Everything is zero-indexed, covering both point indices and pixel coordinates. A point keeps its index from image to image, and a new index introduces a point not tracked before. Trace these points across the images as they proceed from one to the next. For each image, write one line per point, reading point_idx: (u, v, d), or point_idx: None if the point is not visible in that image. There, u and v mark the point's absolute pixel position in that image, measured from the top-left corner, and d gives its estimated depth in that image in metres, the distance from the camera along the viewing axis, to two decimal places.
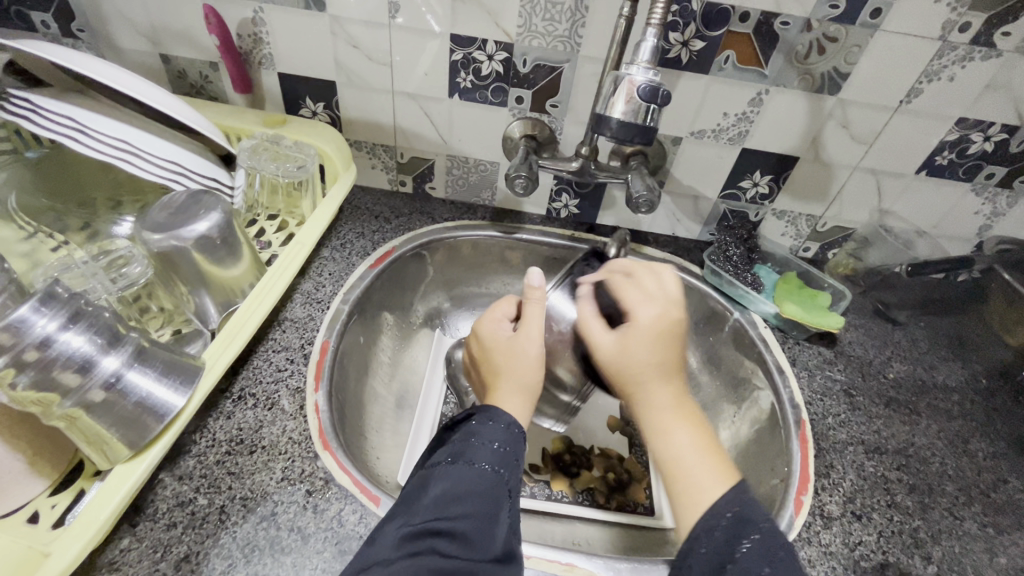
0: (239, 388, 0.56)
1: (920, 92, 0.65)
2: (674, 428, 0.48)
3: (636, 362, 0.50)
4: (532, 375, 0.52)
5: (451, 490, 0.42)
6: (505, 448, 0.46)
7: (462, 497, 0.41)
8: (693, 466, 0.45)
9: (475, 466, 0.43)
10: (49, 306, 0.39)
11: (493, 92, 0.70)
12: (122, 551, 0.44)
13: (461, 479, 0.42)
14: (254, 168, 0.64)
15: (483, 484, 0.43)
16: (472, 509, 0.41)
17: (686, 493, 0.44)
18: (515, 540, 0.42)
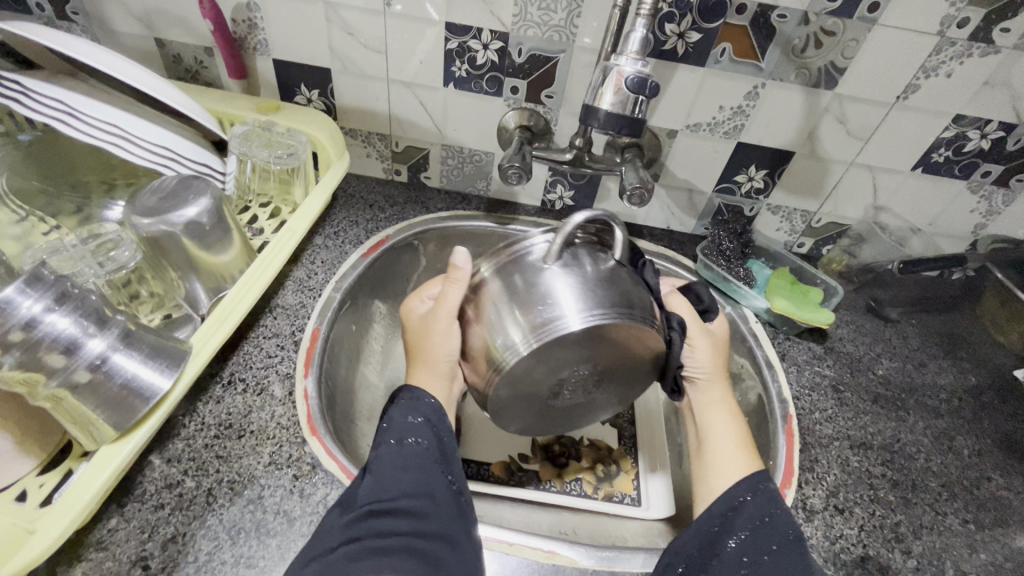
0: (229, 373, 0.57)
1: (917, 88, 0.64)
2: (722, 421, 0.58)
3: (713, 366, 0.60)
4: (436, 359, 0.53)
5: (387, 471, 0.45)
6: (420, 419, 0.50)
7: (397, 474, 0.45)
8: (733, 453, 0.55)
9: (401, 443, 0.48)
10: (35, 287, 0.39)
11: (488, 82, 0.70)
12: (109, 531, 0.45)
13: (395, 457, 0.46)
14: (247, 155, 0.64)
15: (418, 459, 0.47)
16: (408, 484, 0.45)
17: (722, 469, 0.54)
18: (461, 497, 0.47)
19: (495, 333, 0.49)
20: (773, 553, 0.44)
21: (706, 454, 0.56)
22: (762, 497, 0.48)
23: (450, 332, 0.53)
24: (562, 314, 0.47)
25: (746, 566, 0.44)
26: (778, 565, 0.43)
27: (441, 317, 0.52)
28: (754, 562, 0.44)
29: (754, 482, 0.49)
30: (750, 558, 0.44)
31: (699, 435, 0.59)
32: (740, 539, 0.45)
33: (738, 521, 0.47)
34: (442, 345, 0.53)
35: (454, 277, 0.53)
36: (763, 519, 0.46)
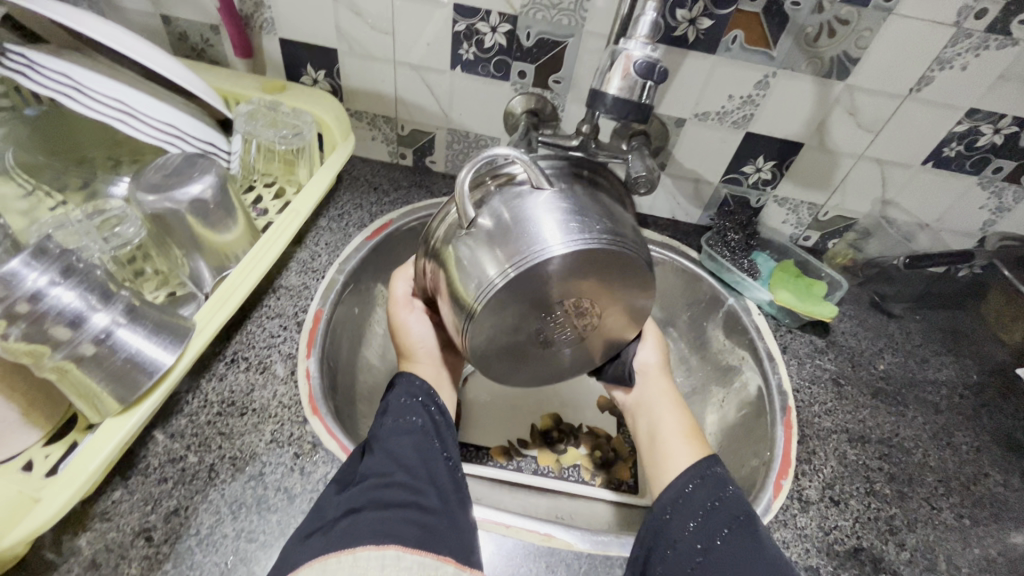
0: (232, 352, 0.57)
1: (931, 80, 0.63)
2: (664, 413, 0.59)
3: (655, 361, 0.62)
4: (407, 345, 0.57)
5: (383, 449, 0.46)
6: (412, 399, 0.51)
7: (393, 451, 0.46)
8: (675, 442, 0.55)
9: (395, 422, 0.48)
10: (40, 260, 0.40)
11: (495, 65, 0.69)
12: (113, 502, 0.46)
13: (391, 435, 0.47)
14: (251, 134, 0.64)
15: (414, 437, 0.48)
16: (405, 460, 0.45)
17: (668, 457, 0.54)
18: (457, 475, 0.48)
19: (468, 278, 0.46)
20: (725, 537, 0.43)
21: (652, 446, 0.57)
22: (709, 483, 0.48)
23: (409, 321, 0.57)
24: (518, 253, 0.44)
25: (701, 554, 0.43)
26: (730, 548, 0.42)
27: (393, 308, 0.58)
28: (707, 548, 0.43)
29: (704, 465, 0.50)
30: (704, 544, 0.43)
31: (647, 427, 0.59)
32: (692, 528, 0.45)
33: (684, 504, 0.47)
34: (406, 332, 0.57)
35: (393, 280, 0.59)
36: (713, 503, 0.46)
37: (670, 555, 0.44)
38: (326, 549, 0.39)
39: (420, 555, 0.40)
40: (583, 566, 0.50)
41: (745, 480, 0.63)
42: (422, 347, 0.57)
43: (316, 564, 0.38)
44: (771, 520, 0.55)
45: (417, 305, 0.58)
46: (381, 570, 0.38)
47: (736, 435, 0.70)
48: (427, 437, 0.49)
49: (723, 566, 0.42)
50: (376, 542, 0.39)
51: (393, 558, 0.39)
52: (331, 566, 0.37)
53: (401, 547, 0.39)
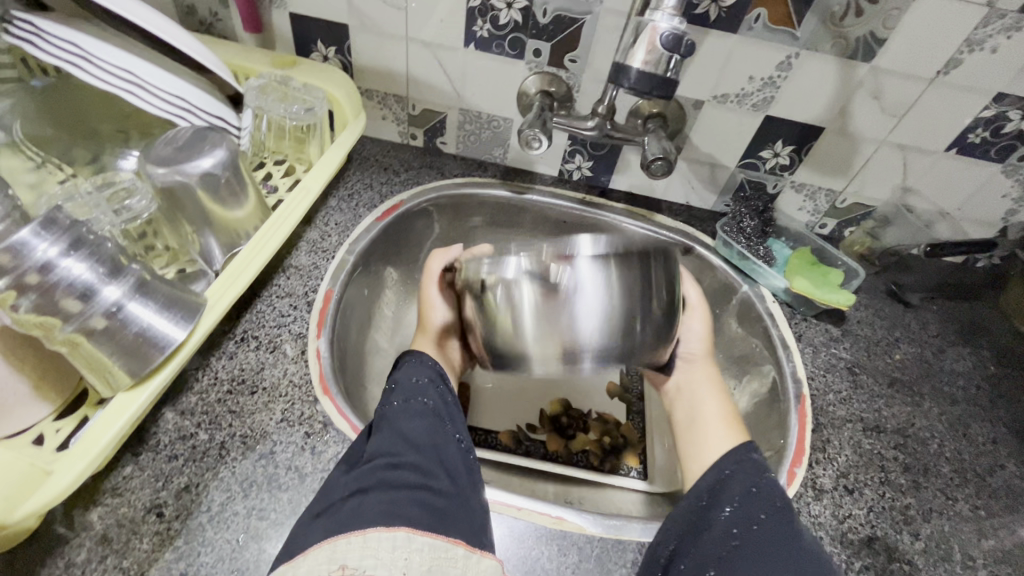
0: (242, 330, 0.57)
1: (959, 63, 0.61)
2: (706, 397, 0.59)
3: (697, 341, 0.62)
4: (426, 322, 0.60)
5: (394, 428, 0.46)
6: (423, 379, 0.50)
7: (405, 432, 0.45)
8: (716, 428, 0.55)
9: (407, 402, 0.48)
10: (50, 231, 0.39)
11: (510, 43, 0.68)
12: (124, 478, 0.46)
13: (401, 414, 0.47)
14: (262, 109, 0.63)
15: (426, 418, 0.47)
16: (416, 441, 0.45)
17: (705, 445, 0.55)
18: (469, 455, 0.47)
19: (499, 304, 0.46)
20: (760, 523, 0.43)
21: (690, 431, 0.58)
22: (746, 469, 0.47)
23: (436, 297, 0.60)
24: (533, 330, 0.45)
25: (736, 538, 0.42)
26: (768, 535, 0.42)
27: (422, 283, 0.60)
28: (743, 534, 0.42)
29: (743, 451, 0.49)
30: (740, 529, 0.43)
31: (688, 411, 0.59)
32: (728, 511, 0.44)
33: (724, 491, 0.46)
34: (433, 308, 0.60)
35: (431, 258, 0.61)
36: (749, 489, 0.45)
37: (702, 538, 0.44)
38: (336, 530, 0.39)
39: (431, 537, 0.39)
40: (595, 550, 0.49)
41: None
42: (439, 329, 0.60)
43: (327, 545, 0.38)
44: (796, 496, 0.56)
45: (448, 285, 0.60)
46: (393, 552, 0.38)
47: (748, 423, 0.69)
48: (438, 417, 0.48)
49: (759, 551, 0.41)
50: (386, 524, 0.39)
51: (403, 540, 0.38)
52: (341, 547, 0.37)
53: (411, 529, 0.39)
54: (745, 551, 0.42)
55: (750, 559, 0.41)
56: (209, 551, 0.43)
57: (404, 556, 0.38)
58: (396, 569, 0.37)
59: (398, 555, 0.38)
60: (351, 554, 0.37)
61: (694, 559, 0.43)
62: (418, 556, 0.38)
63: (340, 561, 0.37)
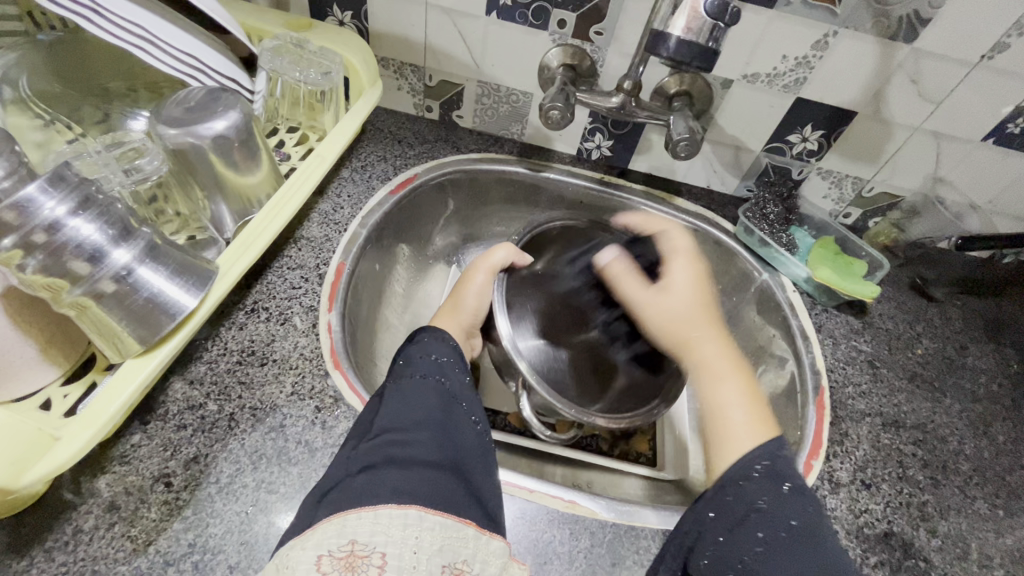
0: (252, 301, 0.56)
1: (1006, 47, 0.58)
2: (733, 378, 0.55)
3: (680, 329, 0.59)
4: (461, 302, 0.61)
5: (402, 404, 0.44)
6: (443, 358, 0.49)
7: (414, 409, 0.44)
8: (747, 415, 0.52)
9: (424, 377, 0.47)
10: (58, 188, 0.37)
11: (534, 12, 0.65)
12: (132, 446, 0.45)
13: (409, 391, 0.45)
14: (276, 72, 0.60)
15: (438, 396, 0.46)
16: (427, 421, 0.43)
17: (737, 430, 0.51)
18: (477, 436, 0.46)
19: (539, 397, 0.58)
20: (792, 528, 0.42)
21: (718, 423, 0.52)
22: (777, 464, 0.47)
23: (477, 283, 0.61)
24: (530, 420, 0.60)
25: (761, 546, 0.41)
26: (794, 541, 0.41)
27: (475, 270, 0.62)
28: (767, 541, 0.41)
29: (771, 448, 0.48)
30: (764, 535, 0.42)
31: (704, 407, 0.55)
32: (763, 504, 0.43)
33: (750, 486, 0.45)
34: (467, 290, 0.61)
35: (497, 247, 0.63)
36: (780, 490, 0.44)
37: (734, 533, 0.43)
38: (345, 506, 0.37)
39: (442, 516, 0.38)
40: (608, 535, 0.48)
41: None
42: (471, 315, 0.61)
43: (335, 520, 0.37)
44: None
45: (496, 277, 0.62)
46: (403, 530, 0.37)
47: None
48: (452, 396, 0.46)
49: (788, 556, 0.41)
50: (397, 501, 0.38)
51: (415, 518, 0.37)
52: (350, 522, 0.36)
53: (422, 507, 0.38)
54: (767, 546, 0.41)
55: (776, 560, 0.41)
56: (218, 522, 0.43)
57: (415, 535, 0.37)
58: (406, 548, 0.36)
59: (408, 533, 0.37)
60: (361, 530, 0.36)
61: (715, 557, 0.42)
62: (429, 534, 0.37)
63: (349, 536, 0.36)
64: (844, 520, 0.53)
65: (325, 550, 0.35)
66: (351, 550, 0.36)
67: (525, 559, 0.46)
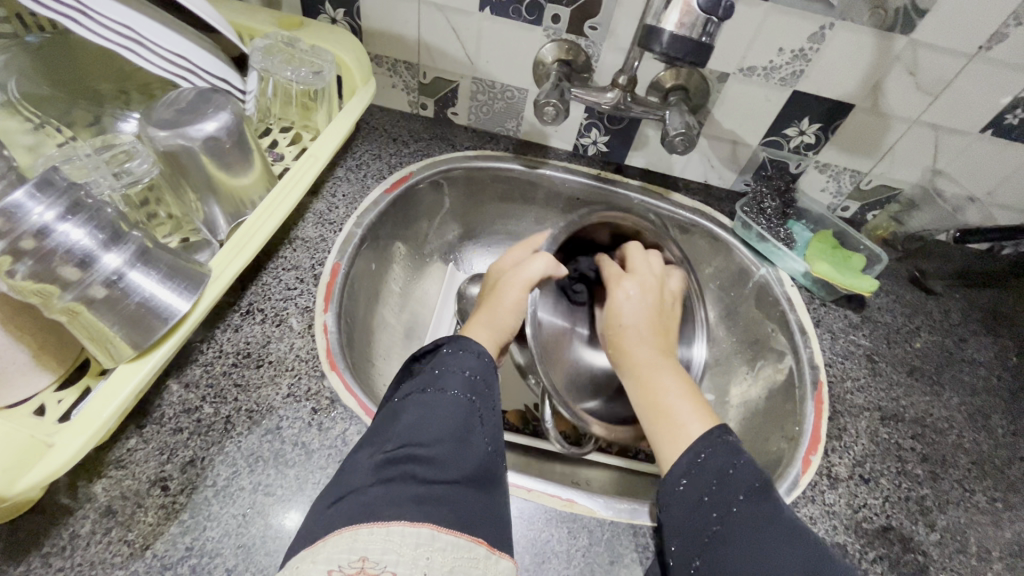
0: (247, 303, 0.55)
1: (1004, 37, 0.58)
2: (665, 372, 0.57)
3: (636, 321, 0.62)
4: (496, 317, 0.59)
5: (424, 416, 0.44)
6: (475, 375, 0.48)
7: (435, 424, 0.43)
8: (685, 405, 0.53)
9: (449, 392, 0.46)
10: (46, 192, 0.37)
11: (527, 7, 0.64)
12: (128, 450, 0.45)
13: (429, 404, 0.45)
14: (268, 71, 0.60)
15: (462, 409, 0.45)
16: (445, 436, 0.43)
17: (681, 418, 0.52)
18: (496, 457, 0.44)
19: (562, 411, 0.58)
20: (740, 505, 0.43)
21: (663, 420, 0.53)
22: (722, 449, 0.47)
23: (511, 297, 0.59)
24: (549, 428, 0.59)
25: (718, 524, 0.42)
26: (746, 516, 0.42)
27: (516, 283, 0.60)
28: (723, 520, 0.42)
29: (715, 433, 0.48)
30: (719, 513, 0.43)
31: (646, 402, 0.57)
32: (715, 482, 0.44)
33: (698, 472, 0.46)
34: (501, 299, 0.60)
35: (534, 258, 0.62)
36: (725, 470, 0.45)
37: (690, 518, 0.44)
38: (357, 519, 0.37)
39: (454, 535, 0.37)
40: (605, 534, 0.48)
41: (769, 459, 0.61)
42: (508, 333, 0.59)
43: (347, 533, 0.36)
44: (800, 494, 0.54)
45: (530, 292, 0.61)
46: (415, 550, 0.36)
47: (762, 409, 0.67)
48: (479, 417, 0.45)
49: (742, 532, 0.41)
50: (410, 520, 0.37)
51: (427, 538, 0.37)
52: (362, 537, 0.36)
53: (435, 526, 0.37)
54: (727, 532, 0.42)
55: (733, 544, 0.41)
56: (215, 525, 0.43)
57: (426, 555, 0.36)
58: (417, 569, 0.36)
59: (420, 552, 0.36)
60: (372, 546, 0.36)
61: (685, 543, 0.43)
62: (440, 555, 0.36)
63: (360, 552, 0.35)
64: (843, 516, 0.53)
65: (336, 565, 0.35)
66: (361, 567, 0.35)
67: (522, 558, 0.46)
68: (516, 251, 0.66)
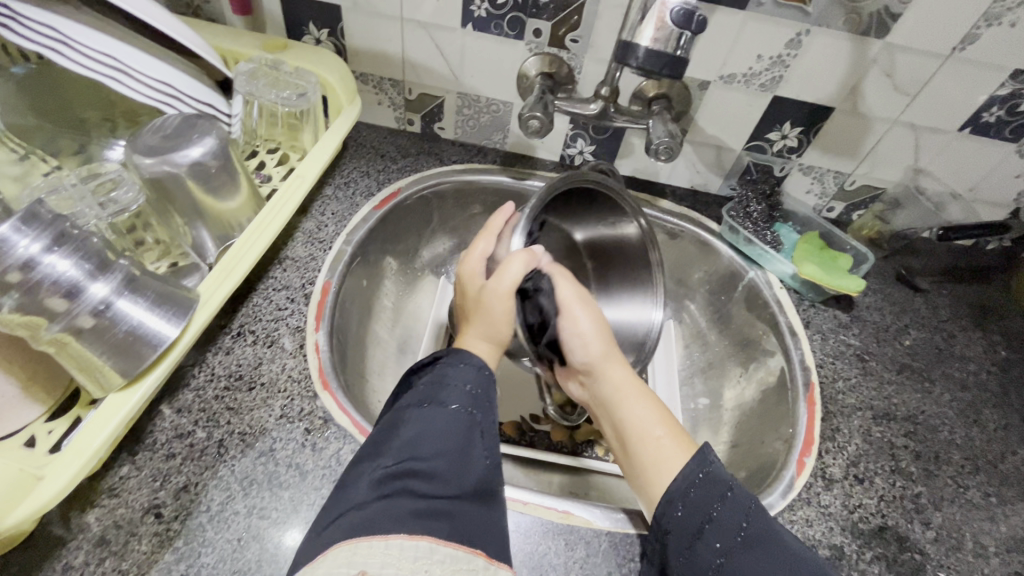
0: (239, 324, 0.55)
1: (976, 38, 0.59)
2: (639, 401, 0.56)
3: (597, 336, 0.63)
4: (492, 327, 0.54)
5: (422, 429, 0.43)
6: (477, 389, 0.47)
7: (434, 437, 0.42)
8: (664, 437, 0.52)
9: (450, 405, 0.45)
10: (32, 225, 0.37)
11: (509, 23, 0.65)
12: (121, 478, 0.45)
13: (429, 418, 0.44)
14: (252, 95, 0.61)
15: (459, 421, 0.44)
16: (446, 450, 0.42)
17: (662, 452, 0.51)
18: (498, 473, 0.44)
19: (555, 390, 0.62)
20: (745, 531, 0.42)
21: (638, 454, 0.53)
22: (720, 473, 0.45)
23: (496, 307, 0.53)
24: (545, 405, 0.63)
25: (722, 556, 0.41)
26: (754, 545, 0.41)
27: (499, 293, 0.53)
28: (728, 550, 0.41)
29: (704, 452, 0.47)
30: (723, 545, 0.42)
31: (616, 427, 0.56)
32: (719, 510, 0.43)
33: (695, 495, 0.45)
34: (488, 309, 0.53)
35: (509, 258, 0.54)
36: (723, 495, 0.44)
37: (693, 547, 0.43)
38: (357, 534, 0.37)
39: (453, 547, 0.37)
40: (602, 545, 0.48)
41: (764, 460, 0.62)
42: (505, 340, 0.55)
43: (346, 547, 0.36)
44: (795, 496, 0.54)
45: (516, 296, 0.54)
46: (413, 563, 0.36)
47: (755, 411, 0.68)
48: (479, 427, 0.45)
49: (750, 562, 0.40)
50: (408, 532, 0.37)
51: (425, 551, 0.36)
52: (361, 551, 0.35)
53: (433, 539, 0.37)
54: (733, 563, 0.41)
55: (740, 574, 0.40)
56: (210, 551, 0.43)
57: (425, 568, 0.36)
58: None
59: (418, 566, 0.36)
60: (372, 560, 0.35)
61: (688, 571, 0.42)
62: (439, 567, 0.36)
63: (359, 567, 0.35)
64: (837, 517, 0.53)
65: None
66: None
67: (520, 572, 0.46)
68: (481, 244, 0.58)
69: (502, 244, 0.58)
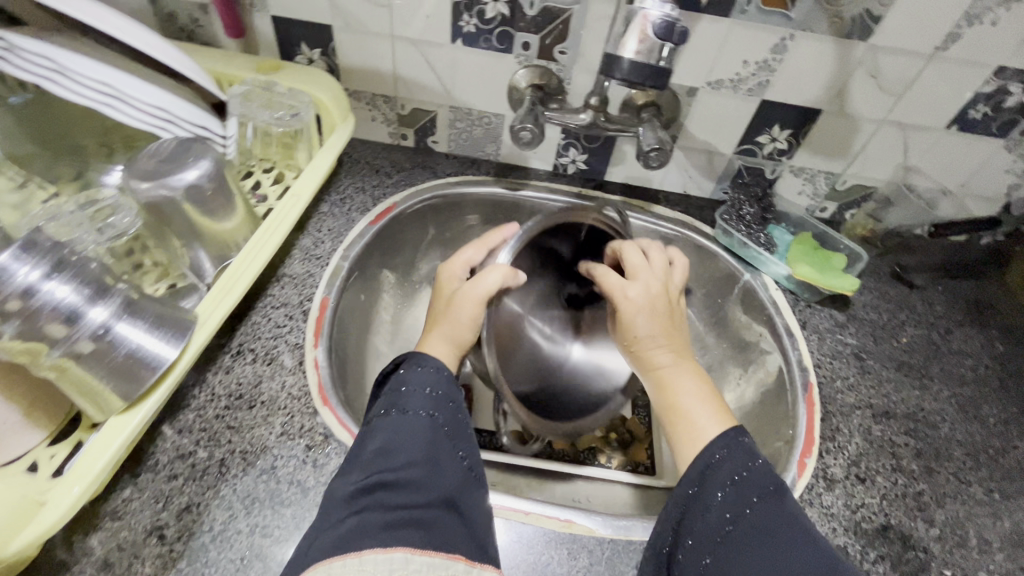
0: (238, 343, 0.56)
1: (958, 37, 0.60)
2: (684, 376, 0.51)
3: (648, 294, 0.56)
4: (456, 335, 0.54)
5: (390, 438, 0.43)
6: (438, 392, 0.48)
7: (403, 445, 0.43)
8: (703, 408, 0.49)
9: (415, 413, 0.46)
10: (32, 252, 0.39)
11: (498, 37, 0.66)
12: (123, 501, 0.45)
13: (398, 427, 0.44)
14: (248, 116, 0.62)
15: (426, 428, 0.45)
16: (418, 458, 0.43)
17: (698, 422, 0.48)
18: (471, 476, 0.45)
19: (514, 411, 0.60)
20: (755, 506, 0.39)
21: (671, 423, 0.49)
22: (738, 451, 0.42)
23: (464, 311, 0.54)
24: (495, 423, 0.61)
25: (731, 524, 0.38)
26: (763, 520, 0.38)
27: (472, 297, 0.54)
28: (737, 518, 0.39)
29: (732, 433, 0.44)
30: (733, 515, 0.39)
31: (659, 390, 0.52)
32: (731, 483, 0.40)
33: (710, 474, 0.42)
34: (455, 315, 0.54)
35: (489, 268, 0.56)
36: (737, 473, 0.41)
37: (700, 517, 0.40)
38: (332, 552, 0.36)
39: (429, 555, 0.37)
40: (605, 552, 0.48)
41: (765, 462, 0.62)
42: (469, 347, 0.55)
43: (320, 568, 0.35)
44: (799, 496, 0.54)
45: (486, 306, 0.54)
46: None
47: (755, 413, 0.68)
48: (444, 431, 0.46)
49: (758, 540, 0.37)
50: (383, 545, 0.37)
51: (401, 562, 0.36)
52: (336, 571, 0.35)
53: (409, 549, 0.37)
54: (746, 536, 0.38)
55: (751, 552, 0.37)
56: (213, 571, 0.43)
57: None
58: None
59: None
60: None
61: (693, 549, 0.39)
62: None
63: None
64: (839, 517, 0.53)
65: None
66: None
67: None
68: (468, 252, 0.60)
69: (490, 257, 0.60)
